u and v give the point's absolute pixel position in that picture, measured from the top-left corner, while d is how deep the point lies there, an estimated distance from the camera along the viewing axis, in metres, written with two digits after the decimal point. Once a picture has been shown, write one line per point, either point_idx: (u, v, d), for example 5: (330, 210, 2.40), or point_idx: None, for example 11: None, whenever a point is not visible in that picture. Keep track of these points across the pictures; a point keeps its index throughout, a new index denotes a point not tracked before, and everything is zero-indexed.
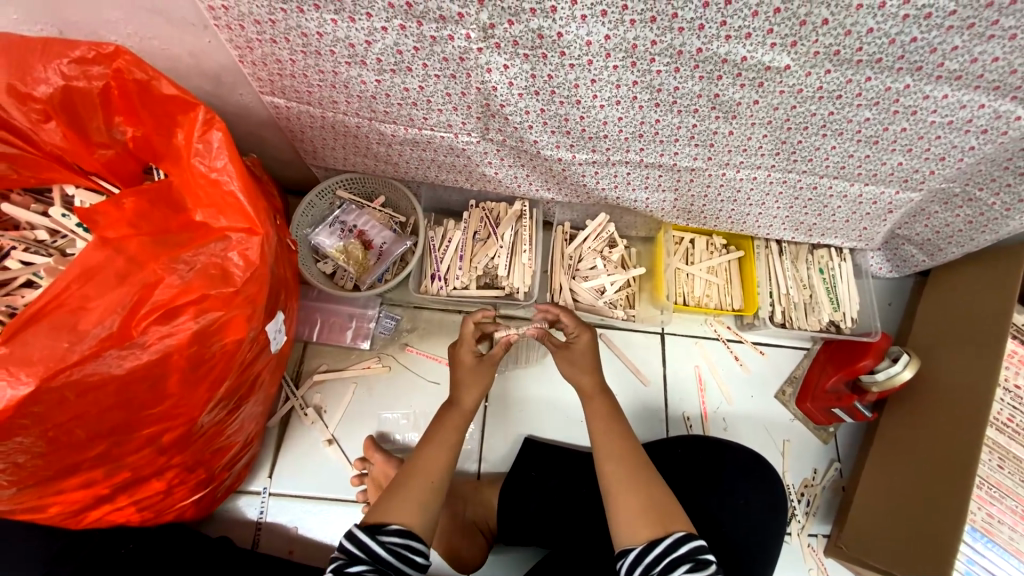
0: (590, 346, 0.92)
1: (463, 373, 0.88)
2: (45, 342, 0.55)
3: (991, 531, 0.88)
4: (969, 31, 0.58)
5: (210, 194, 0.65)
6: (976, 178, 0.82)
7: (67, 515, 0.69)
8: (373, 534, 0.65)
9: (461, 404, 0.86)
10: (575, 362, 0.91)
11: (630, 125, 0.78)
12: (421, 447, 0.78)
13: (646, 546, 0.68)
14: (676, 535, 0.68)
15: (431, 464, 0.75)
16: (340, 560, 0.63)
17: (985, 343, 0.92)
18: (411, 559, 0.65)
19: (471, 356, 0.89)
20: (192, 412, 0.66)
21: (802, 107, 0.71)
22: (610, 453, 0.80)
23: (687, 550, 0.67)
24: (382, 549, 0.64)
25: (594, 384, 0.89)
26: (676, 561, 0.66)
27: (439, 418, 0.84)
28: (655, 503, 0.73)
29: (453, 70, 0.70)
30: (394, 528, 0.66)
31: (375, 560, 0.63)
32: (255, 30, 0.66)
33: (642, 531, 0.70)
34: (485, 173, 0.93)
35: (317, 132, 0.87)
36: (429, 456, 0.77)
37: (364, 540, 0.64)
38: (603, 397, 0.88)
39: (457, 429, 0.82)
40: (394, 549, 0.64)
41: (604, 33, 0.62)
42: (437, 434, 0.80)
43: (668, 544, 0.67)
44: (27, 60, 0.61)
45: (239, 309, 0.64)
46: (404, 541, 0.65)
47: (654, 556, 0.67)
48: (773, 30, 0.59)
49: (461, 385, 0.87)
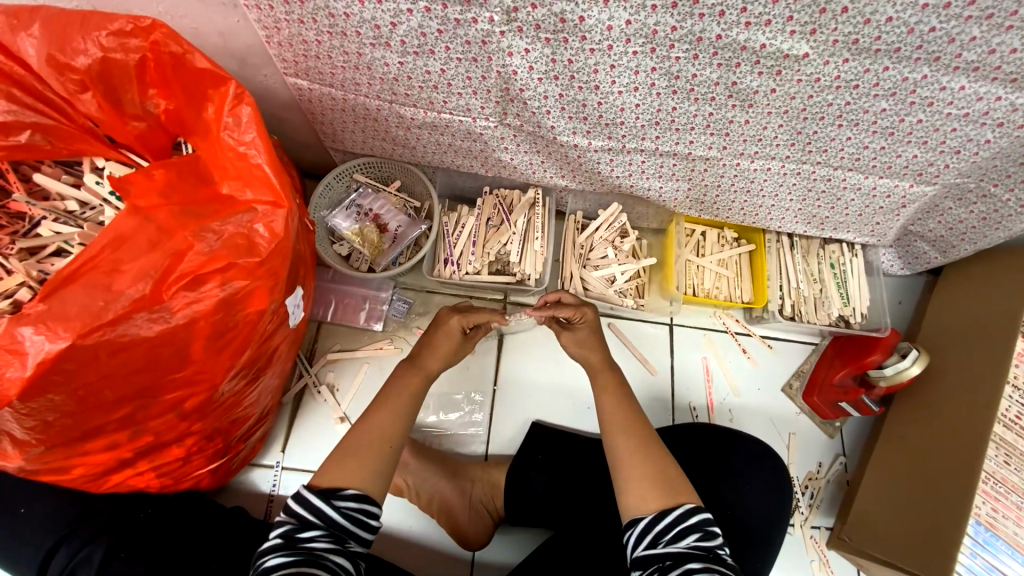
0: (593, 323, 0.89)
1: (442, 340, 0.85)
2: (82, 300, 0.57)
3: (994, 525, 0.88)
4: (987, 22, 0.58)
5: (237, 167, 0.67)
6: (990, 174, 0.82)
7: (90, 477, 0.71)
8: (327, 499, 0.65)
9: (424, 368, 0.83)
10: (578, 337, 0.89)
11: (646, 113, 0.78)
12: (368, 409, 0.76)
13: (657, 515, 0.68)
14: (686, 506, 0.68)
15: (389, 424, 0.75)
16: (290, 525, 0.63)
17: (992, 342, 0.93)
18: (365, 523, 0.66)
19: (458, 329, 0.85)
20: (213, 379, 0.68)
21: (819, 97, 0.72)
22: (622, 426, 0.78)
23: (697, 520, 0.67)
24: (337, 514, 0.64)
25: (603, 358, 0.88)
26: (686, 530, 0.67)
27: (395, 377, 0.81)
28: (666, 474, 0.72)
29: (474, 54, 0.71)
30: (350, 493, 0.66)
31: (330, 525, 0.64)
32: (283, 10, 0.68)
33: (653, 501, 0.70)
34: (501, 159, 0.95)
35: (337, 115, 0.89)
36: (392, 416, 0.76)
37: (318, 506, 0.64)
38: (610, 372, 0.86)
39: (415, 390, 0.80)
40: (349, 513, 0.65)
41: (626, 18, 0.63)
42: (401, 395, 0.78)
43: (678, 515, 0.68)
44: (67, 32, 0.62)
45: (262, 280, 0.66)
46: (359, 505, 0.66)
47: (665, 525, 0.67)
48: (793, 17, 0.60)
49: (431, 349, 0.85)
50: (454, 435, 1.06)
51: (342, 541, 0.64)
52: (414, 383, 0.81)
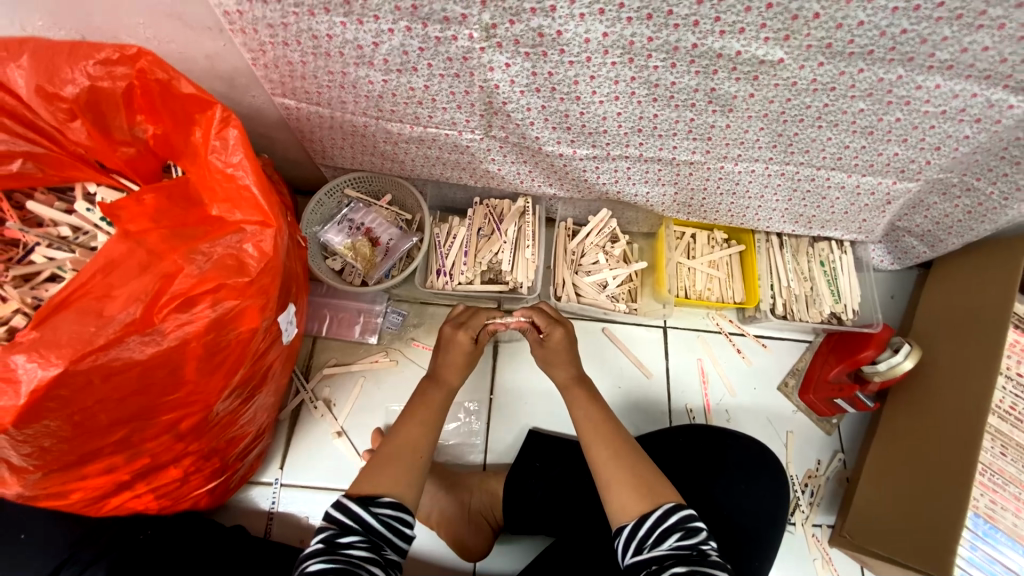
0: (564, 341, 0.87)
1: (454, 357, 0.85)
2: (74, 327, 0.58)
3: (993, 518, 0.88)
4: (958, 21, 0.60)
5: (225, 189, 0.68)
6: (973, 169, 0.84)
7: (88, 501, 0.72)
8: (366, 506, 0.66)
9: (446, 383, 0.85)
10: (551, 358, 0.89)
11: (629, 120, 0.79)
12: (397, 423, 0.78)
13: (638, 520, 0.69)
14: (666, 506, 0.69)
15: (419, 438, 0.76)
16: (331, 530, 0.64)
17: (983, 336, 0.93)
18: (402, 532, 0.67)
19: (468, 342, 0.86)
20: (207, 399, 0.69)
21: (797, 100, 0.73)
22: (595, 432, 0.79)
23: (677, 519, 0.68)
24: (374, 520, 0.65)
25: (573, 377, 0.88)
26: (666, 531, 0.67)
27: (415, 395, 0.83)
28: (644, 478, 0.73)
29: (457, 70, 0.72)
30: (386, 500, 0.67)
31: (368, 530, 0.65)
32: (268, 34, 0.69)
33: (634, 507, 0.70)
34: (489, 170, 0.96)
35: (326, 133, 0.90)
36: (406, 429, 0.77)
37: (358, 512, 0.65)
38: (583, 386, 0.87)
39: (435, 407, 0.81)
40: (387, 520, 0.66)
41: (602, 30, 0.64)
42: (416, 411, 0.80)
43: (658, 516, 0.68)
44: (55, 62, 0.64)
45: (253, 299, 0.67)
46: (394, 513, 0.67)
47: (647, 530, 0.68)
48: (766, 25, 0.61)
49: (446, 363, 0.86)
50: (452, 446, 1.06)
51: (379, 548, 0.65)
52: (431, 407, 0.81)
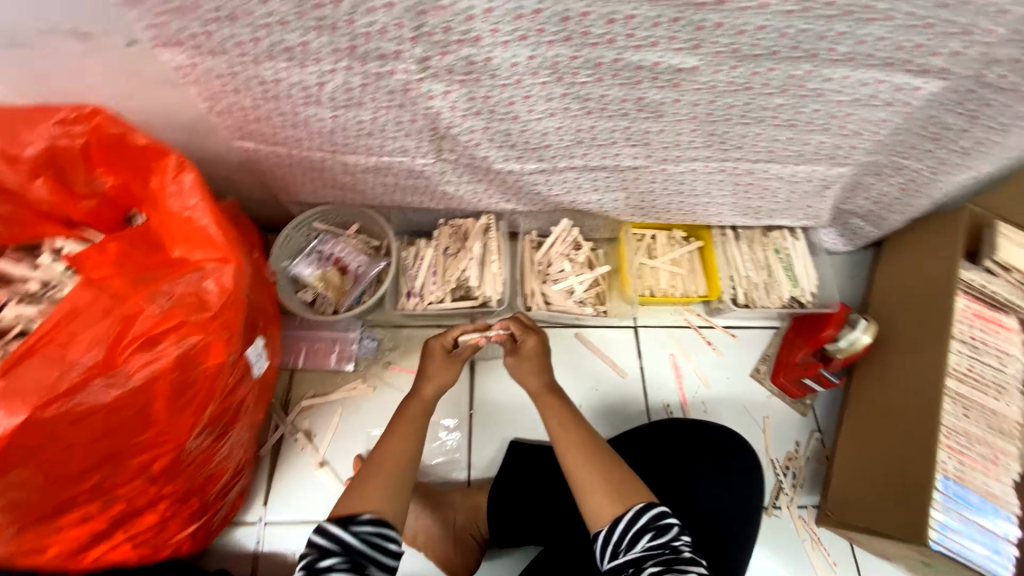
0: (538, 348, 0.91)
1: (433, 366, 0.87)
2: (37, 374, 0.60)
3: (964, 478, 0.90)
4: (847, 18, 0.66)
5: (185, 230, 0.71)
6: (898, 148, 0.89)
7: (65, 557, 0.70)
8: (345, 526, 0.67)
9: (421, 395, 0.85)
10: (523, 363, 0.91)
11: (568, 133, 0.85)
12: (382, 436, 0.79)
13: (611, 525, 0.70)
14: (635, 508, 0.71)
15: (400, 453, 0.77)
16: (311, 556, 0.65)
17: (931, 306, 0.98)
18: (385, 547, 0.67)
19: (441, 349, 0.89)
20: (178, 438, 0.70)
21: (720, 101, 0.79)
22: (567, 435, 0.81)
23: (648, 519, 0.70)
24: (353, 538, 0.66)
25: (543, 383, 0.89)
26: (639, 532, 0.69)
27: (403, 406, 0.85)
28: (614, 481, 0.74)
29: (400, 101, 0.77)
30: (366, 517, 0.68)
31: (348, 550, 0.65)
32: (219, 83, 0.74)
33: (606, 511, 0.72)
34: (447, 191, 1.00)
35: (286, 170, 0.94)
36: (385, 448, 0.78)
37: (337, 533, 0.66)
38: (554, 393, 0.88)
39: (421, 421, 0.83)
40: (367, 537, 0.67)
41: (527, 54, 0.69)
42: (394, 428, 0.81)
43: (630, 518, 0.70)
44: (16, 127, 0.68)
45: (216, 334, 0.69)
46: (376, 529, 0.68)
47: (620, 533, 0.70)
48: (676, 36, 0.67)
49: (427, 374, 0.87)
50: (437, 464, 1.06)
51: (362, 566, 0.65)
52: (406, 424, 0.81)
